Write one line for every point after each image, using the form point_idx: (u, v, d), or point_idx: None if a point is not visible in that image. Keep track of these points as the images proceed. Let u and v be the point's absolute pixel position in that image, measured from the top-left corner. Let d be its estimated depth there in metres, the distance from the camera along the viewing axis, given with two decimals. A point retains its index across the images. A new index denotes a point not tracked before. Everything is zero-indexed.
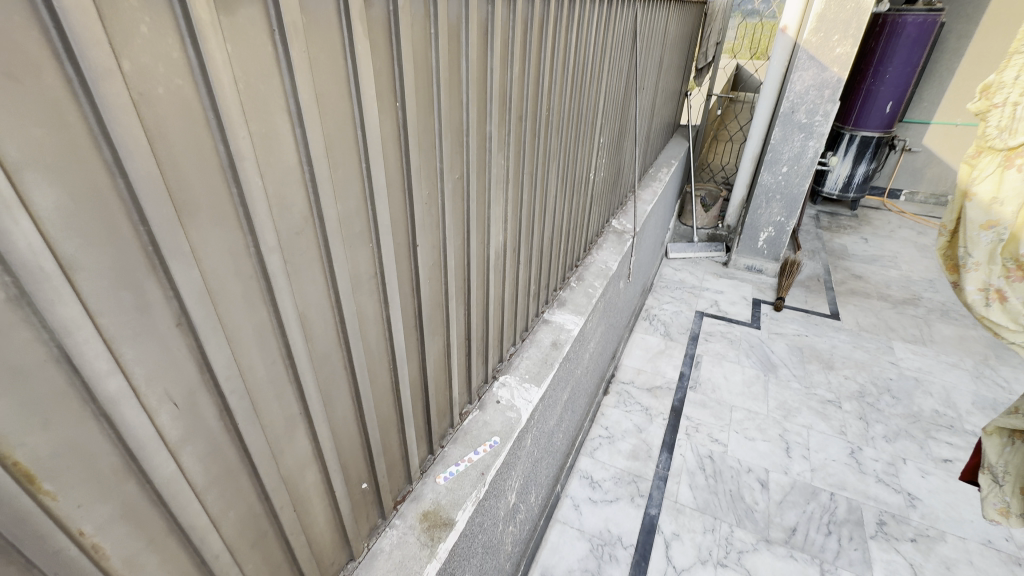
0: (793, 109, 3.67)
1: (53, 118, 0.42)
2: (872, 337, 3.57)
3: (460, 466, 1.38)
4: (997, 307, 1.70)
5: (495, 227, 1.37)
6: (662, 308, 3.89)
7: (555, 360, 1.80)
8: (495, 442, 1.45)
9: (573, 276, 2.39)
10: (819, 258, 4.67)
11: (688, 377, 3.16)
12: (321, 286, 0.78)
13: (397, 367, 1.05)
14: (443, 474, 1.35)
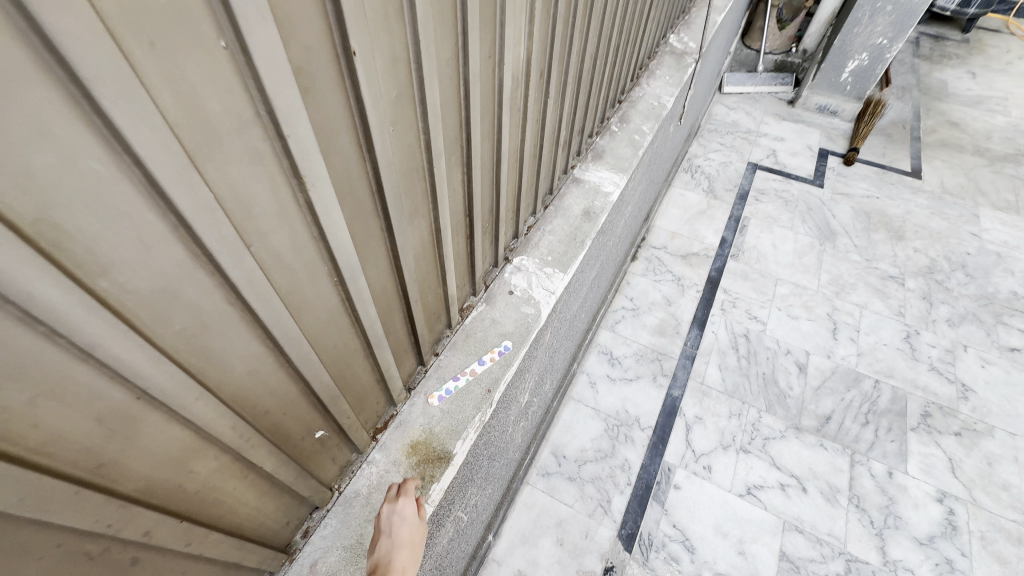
0: None
1: None
2: (955, 202, 3.00)
3: (461, 381, 1.05)
4: None
5: (513, 29, 0.80)
6: (708, 158, 3.26)
7: (588, 236, 1.36)
8: (506, 350, 1.11)
9: (614, 115, 1.79)
10: (910, 98, 3.78)
11: (730, 243, 2.73)
12: (90, 164, 0.32)
13: (349, 283, 0.64)
14: (437, 393, 1.03)
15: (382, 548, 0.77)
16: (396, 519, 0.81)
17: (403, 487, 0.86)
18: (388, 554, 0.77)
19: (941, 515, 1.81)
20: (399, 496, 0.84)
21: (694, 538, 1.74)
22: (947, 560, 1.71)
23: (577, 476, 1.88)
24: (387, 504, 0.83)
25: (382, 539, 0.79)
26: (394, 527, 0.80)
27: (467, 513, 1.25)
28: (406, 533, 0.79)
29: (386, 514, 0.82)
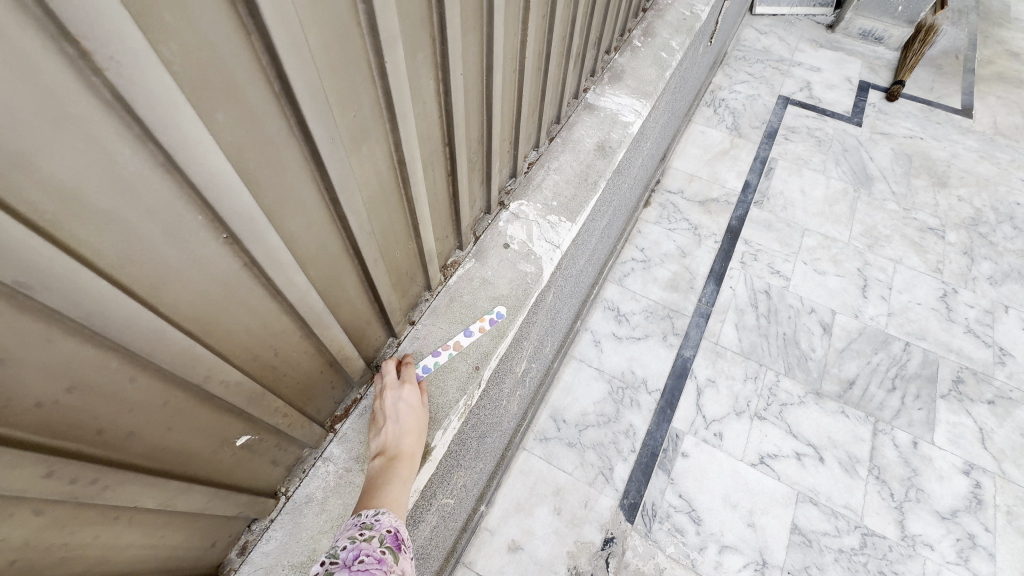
0: None
1: None
2: (1008, 145, 2.68)
3: (442, 357, 0.84)
4: None
5: None
6: (733, 90, 2.90)
7: (602, 177, 1.11)
8: (499, 317, 0.89)
9: (637, 27, 1.47)
10: (966, 23, 3.33)
11: (754, 188, 2.45)
12: None
13: (249, 243, 0.41)
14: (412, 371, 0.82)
15: (388, 434, 0.71)
16: (401, 403, 0.74)
17: (405, 369, 0.78)
18: (395, 441, 0.71)
19: (966, 489, 1.68)
20: (401, 379, 0.77)
21: (702, 509, 1.63)
22: (970, 535, 1.60)
23: (577, 442, 1.74)
24: (388, 386, 0.75)
25: (386, 424, 0.72)
26: (399, 413, 0.73)
27: (453, 495, 1.10)
28: (412, 419, 0.73)
29: (389, 398, 0.74)
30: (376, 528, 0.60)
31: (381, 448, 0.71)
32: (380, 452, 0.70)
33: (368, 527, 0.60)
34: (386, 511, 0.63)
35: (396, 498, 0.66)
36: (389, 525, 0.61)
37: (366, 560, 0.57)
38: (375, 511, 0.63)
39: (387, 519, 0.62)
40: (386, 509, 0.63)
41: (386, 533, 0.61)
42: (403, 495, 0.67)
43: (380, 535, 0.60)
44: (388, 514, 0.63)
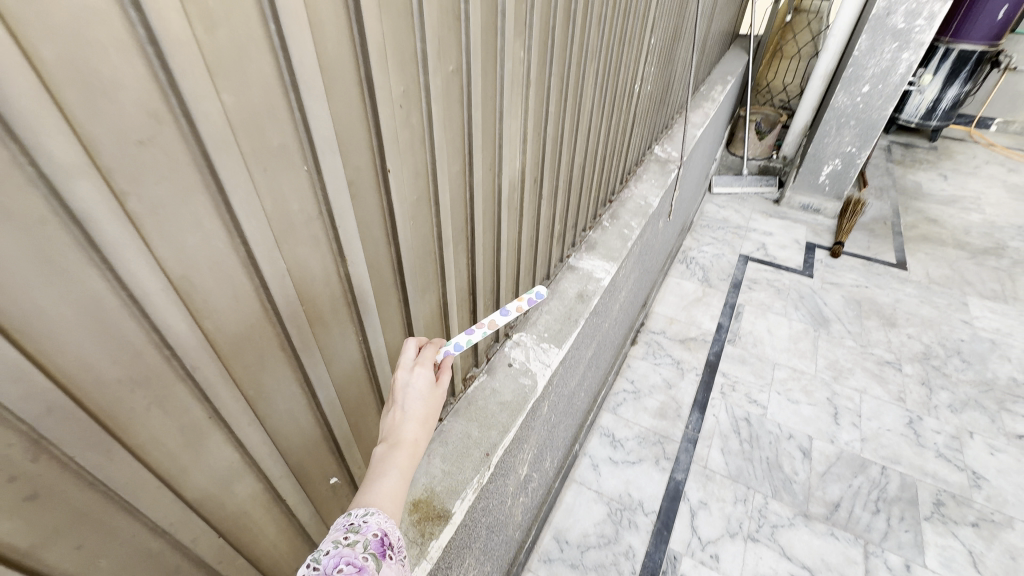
0: (888, 13, 2.95)
1: None
2: (943, 292, 3.14)
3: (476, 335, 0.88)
4: None
5: (510, 149, 1.03)
6: (701, 251, 3.50)
7: (580, 316, 1.51)
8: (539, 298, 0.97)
9: (606, 212, 2.04)
10: (887, 197, 4.10)
11: (726, 329, 2.85)
12: (220, 241, 0.49)
13: (370, 341, 0.78)
14: (438, 350, 0.82)
15: (395, 420, 0.70)
16: (411, 389, 0.74)
17: (422, 353, 0.79)
18: (401, 428, 0.70)
19: None
20: (415, 362, 0.77)
21: None
22: None
23: (580, 563, 1.83)
24: (404, 368, 0.76)
25: (395, 408, 0.72)
26: (408, 399, 0.73)
27: None
28: (418, 407, 0.72)
29: (401, 380, 0.75)
30: (363, 531, 0.58)
31: (387, 431, 0.70)
32: (386, 434, 0.69)
33: (354, 530, 0.58)
34: (377, 510, 0.61)
35: (391, 492, 0.63)
36: (377, 528, 0.59)
37: (346, 568, 0.55)
38: (365, 511, 0.60)
39: (376, 520, 0.60)
40: (378, 507, 0.61)
41: (372, 538, 0.58)
42: (400, 488, 0.65)
43: (366, 539, 0.58)
44: (379, 514, 0.60)
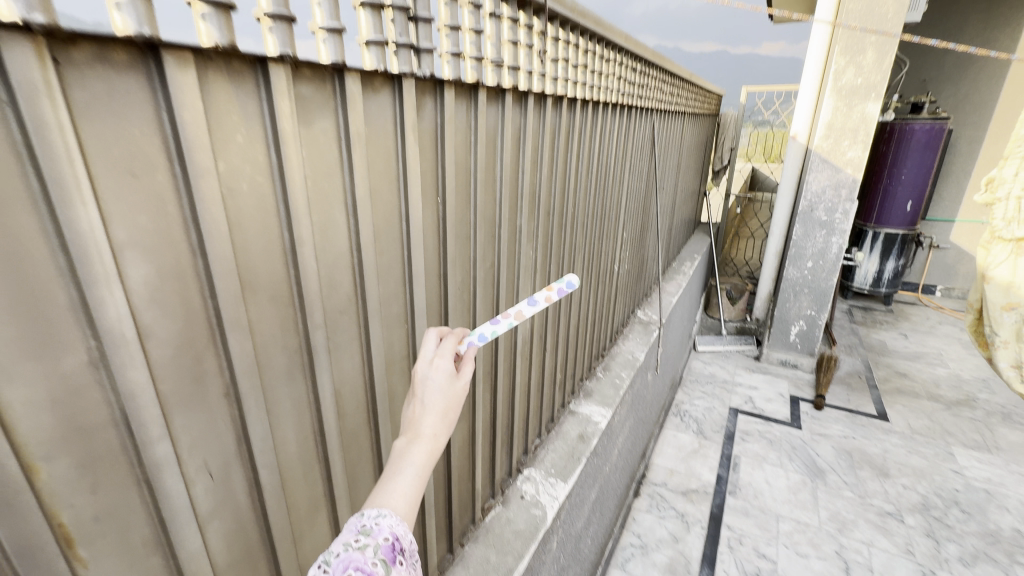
0: (811, 208, 3.67)
1: (157, 208, 0.49)
2: (928, 442, 3.29)
3: (500, 326, 0.85)
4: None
5: None
6: (694, 404, 3.73)
7: (582, 454, 1.72)
8: (569, 288, 0.94)
9: (600, 365, 2.38)
10: (858, 354, 4.49)
11: (726, 480, 2.93)
12: (358, 366, 0.81)
13: None
14: (461, 341, 0.79)
15: (414, 414, 0.68)
16: (430, 381, 0.71)
17: (443, 345, 0.75)
18: (421, 422, 0.67)
19: None
20: (437, 354, 0.73)
21: None
22: None
23: None
24: (423, 360, 0.73)
25: (414, 401, 0.69)
26: (427, 393, 0.70)
27: None
28: (438, 402, 0.69)
29: (421, 373, 0.72)
30: (374, 534, 0.58)
31: (406, 425, 0.68)
32: (404, 429, 0.67)
33: (365, 533, 0.58)
34: (389, 512, 0.60)
35: (406, 493, 0.63)
36: (388, 532, 0.59)
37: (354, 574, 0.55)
38: (377, 512, 0.60)
39: (388, 523, 0.59)
40: (391, 509, 0.61)
41: (383, 542, 0.58)
42: (415, 489, 0.64)
43: (376, 542, 0.58)
44: (391, 517, 0.60)
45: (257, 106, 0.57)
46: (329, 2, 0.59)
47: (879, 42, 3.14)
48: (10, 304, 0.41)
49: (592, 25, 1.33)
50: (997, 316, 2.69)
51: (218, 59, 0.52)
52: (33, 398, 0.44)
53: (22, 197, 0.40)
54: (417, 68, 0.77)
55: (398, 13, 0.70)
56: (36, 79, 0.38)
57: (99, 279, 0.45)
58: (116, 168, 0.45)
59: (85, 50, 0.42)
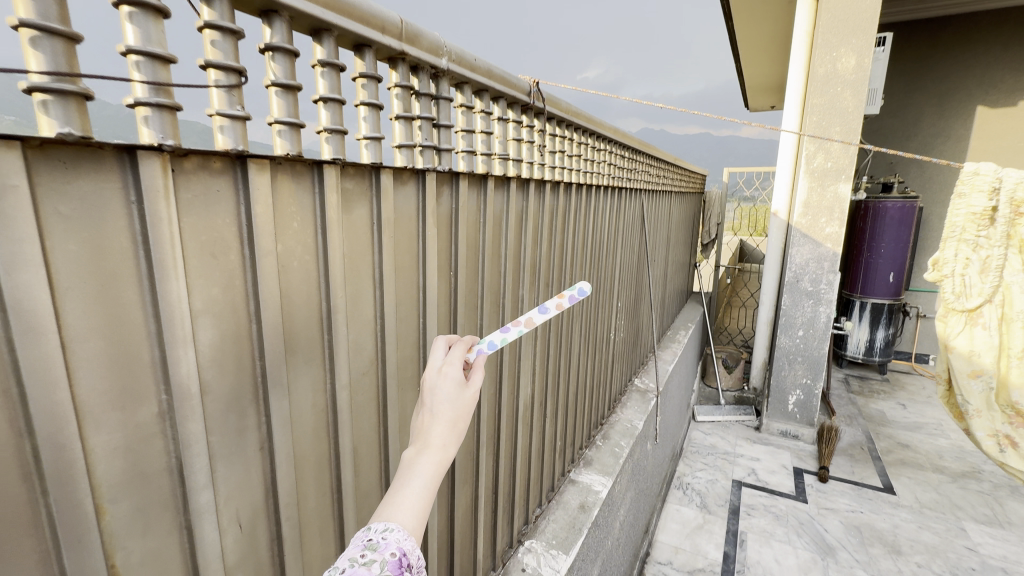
0: (797, 279, 3.80)
1: (227, 280, 0.59)
2: (938, 517, 3.20)
3: (512, 333, 0.79)
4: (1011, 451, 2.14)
5: (523, 378, 1.50)
6: (696, 476, 3.65)
7: (584, 524, 1.70)
8: (581, 294, 0.86)
9: (599, 434, 2.39)
10: (858, 424, 4.45)
11: (733, 558, 2.81)
12: (374, 425, 0.87)
13: None
14: (471, 349, 0.75)
15: (422, 423, 0.63)
16: (439, 390, 0.66)
17: (451, 353, 0.71)
18: (430, 432, 0.63)
19: None
20: (446, 361, 0.69)
21: None
22: None
23: None
24: (432, 368, 0.68)
25: (422, 410, 0.65)
26: (435, 401, 0.65)
27: None
28: (447, 410, 0.65)
29: (429, 381, 0.67)
30: (381, 550, 0.54)
31: (414, 435, 0.63)
32: (413, 438, 0.63)
33: (372, 548, 0.54)
34: (397, 527, 0.56)
35: (414, 507, 0.58)
36: (394, 547, 0.55)
37: None
38: (384, 527, 0.56)
39: (396, 537, 0.56)
40: (399, 524, 0.57)
41: (389, 558, 0.54)
42: (424, 502, 0.60)
43: (383, 558, 0.54)
44: (398, 532, 0.56)
45: (310, 199, 0.68)
46: (372, 117, 0.73)
47: (843, 131, 3.12)
48: (108, 360, 0.49)
49: (583, 122, 1.52)
50: (962, 385, 2.16)
51: (285, 163, 0.64)
52: (111, 444, 0.50)
53: (131, 273, 0.50)
54: (437, 164, 0.92)
55: (424, 121, 0.85)
56: (158, 185, 0.50)
57: (178, 339, 0.54)
58: (202, 249, 0.56)
59: (193, 161, 0.54)
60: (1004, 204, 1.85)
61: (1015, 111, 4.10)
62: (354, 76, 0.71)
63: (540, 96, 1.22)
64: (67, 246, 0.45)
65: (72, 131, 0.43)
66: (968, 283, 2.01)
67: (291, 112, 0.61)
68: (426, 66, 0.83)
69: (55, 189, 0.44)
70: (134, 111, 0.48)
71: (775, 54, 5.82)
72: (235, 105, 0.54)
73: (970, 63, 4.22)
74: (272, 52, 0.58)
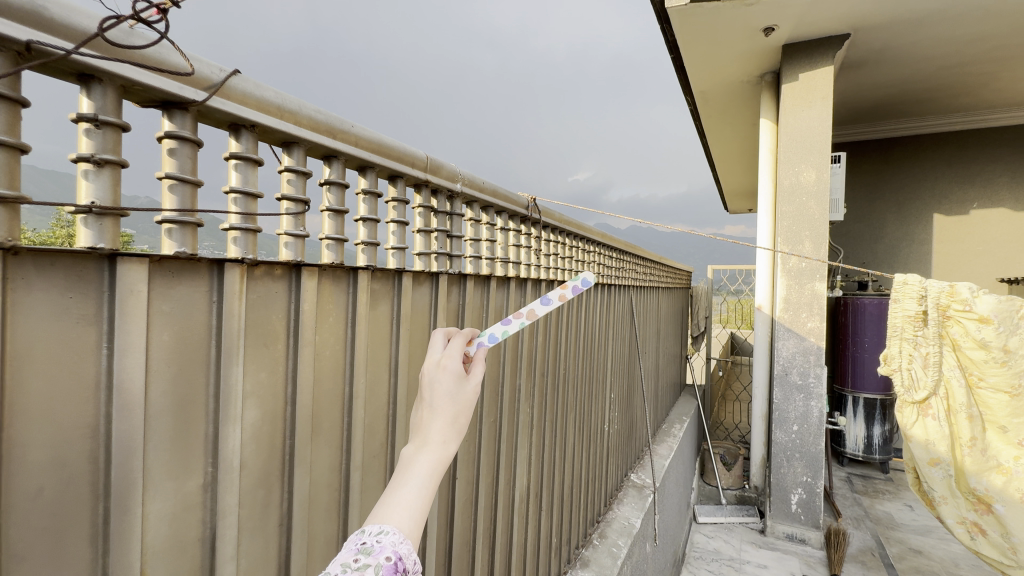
0: (786, 372, 3.74)
1: (272, 367, 0.69)
2: None
3: (512, 326, 0.78)
4: (983, 540, 1.99)
5: (519, 469, 1.53)
6: None
7: None
8: (584, 285, 0.86)
9: (596, 532, 2.31)
10: (866, 527, 4.25)
11: None
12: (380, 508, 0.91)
13: None
14: (470, 343, 0.72)
15: (421, 419, 0.62)
16: (438, 385, 0.64)
17: (450, 346, 0.69)
18: (429, 428, 0.61)
19: None
20: (446, 355, 0.67)
21: None
22: None
23: None
24: (431, 361, 0.66)
25: (421, 407, 0.63)
26: (434, 395, 0.63)
27: None
28: (446, 404, 0.63)
29: (427, 374, 0.65)
30: (375, 554, 0.52)
31: (413, 432, 0.62)
32: (412, 435, 0.61)
33: (366, 552, 0.52)
34: (392, 530, 0.54)
35: (412, 508, 0.56)
36: (390, 551, 0.53)
37: None
38: (379, 530, 0.54)
39: (391, 541, 0.53)
40: (394, 526, 0.55)
41: (384, 562, 0.52)
42: (423, 504, 0.57)
43: (377, 563, 0.52)
44: (393, 535, 0.54)
45: (344, 297, 0.81)
46: (399, 232, 0.90)
47: (814, 236, 3.28)
48: (173, 433, 0.58)
49: (573, 228, 1.72)
50: (923, 472, 2.08)
51: (328, 270, 0.78)
52: (162, 510, 0.57)
53: (202, 359, 0.61)
54: (449, 267, 1.06)
55: (439, 233, 1.02)
56: (236, 288, 0.63)
57: (230, 417, 0.63)
58: (257, 340, 0.67)
59: (261, 269, 0.67)
60: (931, 306, 1.95)
61: (966, 219, 4.54)
62: (387, 200, 0.88)
63: (537, 210, 1.42)
64: (162, 335, 0.56)
65: (184, 250, 0.56)
66: (914, 377, 2.06)
67: (338, 230, 0.76)
68: (444, 190, 1.00)
69: (162, 291, 0.56)
70: (227, 233, 0.62)
71: (747, 165, 6.42)
72: (299, 227, 0.69)
73: (920, 176, 4.70)
74: (329, 185, 0.75)
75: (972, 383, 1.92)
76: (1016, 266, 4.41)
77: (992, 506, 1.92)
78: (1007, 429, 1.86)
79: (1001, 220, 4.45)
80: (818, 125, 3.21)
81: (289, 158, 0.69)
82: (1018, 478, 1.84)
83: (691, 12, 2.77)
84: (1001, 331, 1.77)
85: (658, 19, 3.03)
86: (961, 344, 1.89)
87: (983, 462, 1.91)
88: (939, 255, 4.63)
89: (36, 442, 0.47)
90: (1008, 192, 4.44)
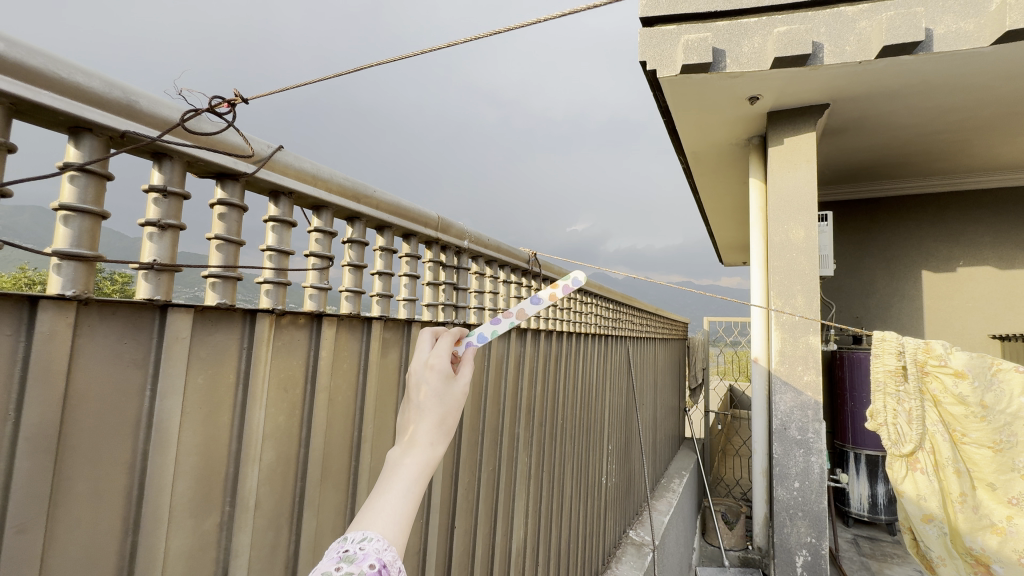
0: (784, 426, 3.50)
1: (290, 410, 0.74)
2: None
3: (501, 325, 0.81)
4: None
5: (517, 522, 1.52)
6: None
7: None
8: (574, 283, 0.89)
9: None
10: None
11: None
12: None
13: None
14: (459, 342, 0.75)
15: (409, 420, 0.64)
16: (425, 386, 0.67)
17: (438, 344, 0.71)
18: (417, 430, 0.64)
19: None
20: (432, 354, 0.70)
21: None
22: None
23: None
24: (419, 361, 0.69)
25: (409, 408, 0.66)
26: (421, 395, 0.66)
27: None
28: (433, 403, 0.66)
29: (414, 374, 0.68)
30: (358, 562, 0.53)
31: (401, 436, 0.64)
32: (399, 438, 0.64)
33: (349, 560, 0.53)
34: (376, 537, 0.56)
35: (397, 515, 0.58)
36: (373, 559, 0.54)
37: None
38: (362, 537, 0.55)
39: (374, 548, 0.55)
40: (378, 533, 0.56)
41: (368, 569, 0.53)
42: (408, 509, 0.59)
43: (360, 570, 0.52)
44: (377, 542, 0.55)
45: (359, 344, 0.87)
46: (411, 285, 0.97)
47: (805, 291, 3.38)
48: (198, 472, 0.62)
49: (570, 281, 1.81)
50: (918, 530, 2.05)
51: (346, 319, 0.84)
52: (181, 547, 0.60)
53: (230, 403, 0.66)
54: (455, 317, 1.13)
55: (447, 285, 1.09)
56: (264, 335, 0.69)
57: (249, 458, 0.67)
58: (279, 385, 0.72)
59: (287, 318, 0.73)
60: (909, 362, 2.03)
61: (953, 276, 4.67)
62: (401, 255, 0.96)
63: (537, 263, 1.50)
64: (198, 378, 0.62)
65: (224, 300, 0.63)
66: (900, 432, 2.08)
67: (357, 283, 0.83)
68: (452, 246, 1.09)
69: (201, 338, 0.62)
70: (261, 286, 0.69)
71: (740, 220, 6.61)
72: (322, 280, 0.76)
73: (905, 234, 4.88)
74: (351, 243, 0.82)
75: (956, 439, 1.94)
76: (1005, 324, 4.50)
77: (990, 566, 1.88)
78: (996, 485, 1.86)
79: (987, 278, 4.59)
80: (803, 186, 3.39)
81: (318, 220, 0.77)
82: (1012, 539, 1.81)
83: (682, 82, 2.98)
84: (977, 387, 1.85)
85: (652, 86, 3.24)
86: (942, 400, 1.96)
87: (974, 520, 1.90)
88: (930, 311, 4.73)
89: (79, 477, 0.51)
90: (990, 251, 4.62)
